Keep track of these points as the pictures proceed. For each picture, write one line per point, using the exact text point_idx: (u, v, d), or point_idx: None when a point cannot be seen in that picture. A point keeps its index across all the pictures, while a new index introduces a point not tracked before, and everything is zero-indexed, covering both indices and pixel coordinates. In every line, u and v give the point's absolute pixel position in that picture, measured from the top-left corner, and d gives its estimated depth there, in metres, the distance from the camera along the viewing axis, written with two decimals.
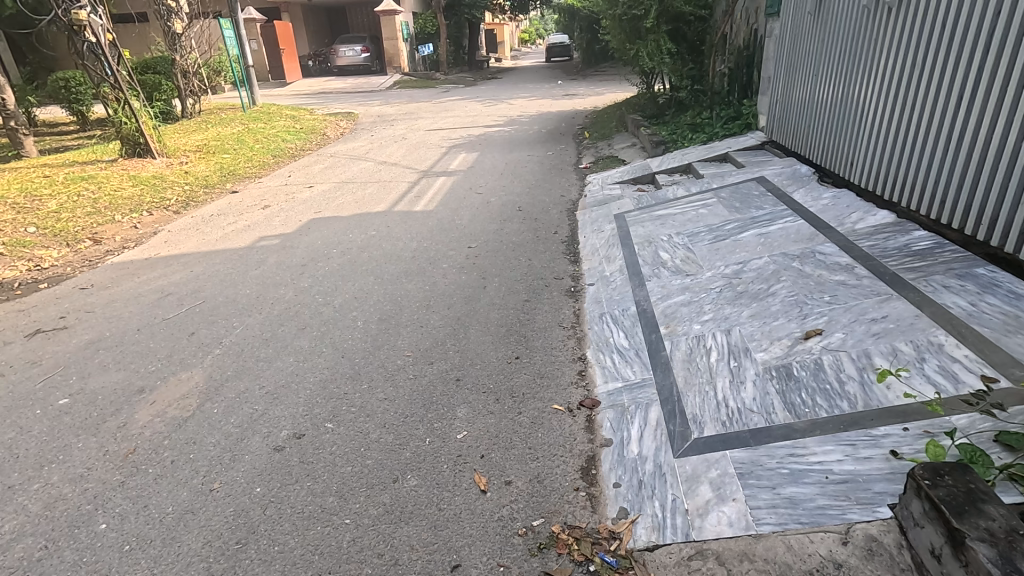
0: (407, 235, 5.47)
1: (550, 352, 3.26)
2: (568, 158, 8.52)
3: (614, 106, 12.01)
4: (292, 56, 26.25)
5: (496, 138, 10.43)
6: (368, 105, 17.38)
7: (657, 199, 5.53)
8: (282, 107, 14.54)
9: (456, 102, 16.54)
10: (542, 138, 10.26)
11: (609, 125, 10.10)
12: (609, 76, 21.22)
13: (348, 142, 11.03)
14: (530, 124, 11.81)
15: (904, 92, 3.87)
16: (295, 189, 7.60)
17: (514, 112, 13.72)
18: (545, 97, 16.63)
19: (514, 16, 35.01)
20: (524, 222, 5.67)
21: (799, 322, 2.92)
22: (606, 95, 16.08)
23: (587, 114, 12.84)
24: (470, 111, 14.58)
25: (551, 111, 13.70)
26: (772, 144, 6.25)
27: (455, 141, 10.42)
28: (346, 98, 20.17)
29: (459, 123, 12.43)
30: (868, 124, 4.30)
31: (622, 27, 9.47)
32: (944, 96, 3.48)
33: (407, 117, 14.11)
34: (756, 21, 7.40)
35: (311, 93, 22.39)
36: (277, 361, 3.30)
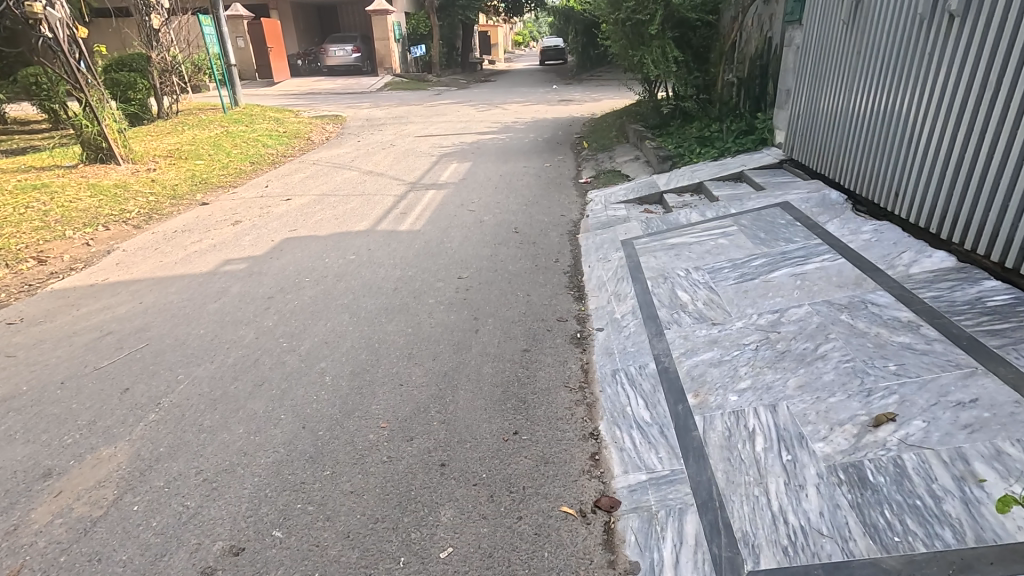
0: (391, 259, 4.88)
1: (555, 427, 2.69)
2: (567, 170, 7.96)
3: (614, 114, 11.49)
4: (280, 55, 25.54)
5: (490, 147, 9.87)
6: (357, 107, 16.76)
7: (668, 224, 4.98)
8: (266, 109, 13.92)
9: (448, 106, 15.95)
10: (538, 147, 9.71)
11: (609, 135, 9.57)
12: (606, 82, 20.73)
13: (333, 149, 10.41)
14: (525, 131, 11.26)
15: (911, 108, 3.79)
16: (271, 201, 6.98)
17: (509, 118, 13.16)
18: (541, 103, 16.08)
19: (509, 19, 34.51)
20: (521, 246, 5.10)
21: (863, 401, 2.38)
22: (604, 102, 15.57)
23: (584, 122, 12.32)
24: (463, 115, 14.01)
25: (547, 118, 13.16)
26: (790, 163, 5.74)
27: (446, 149, 9.83)
28: (334, 99, 19.53)
29: (451, 129, 11.84)
30: (872, 140, 4.24)
31: (625, 32, 8.95)
32: (953, 113, 3.39)
33: (396, 121, 13.51)
34: (771, 28, 6.89)
35: (299, 94, 21.74)
36: (223, 433, 2.70)
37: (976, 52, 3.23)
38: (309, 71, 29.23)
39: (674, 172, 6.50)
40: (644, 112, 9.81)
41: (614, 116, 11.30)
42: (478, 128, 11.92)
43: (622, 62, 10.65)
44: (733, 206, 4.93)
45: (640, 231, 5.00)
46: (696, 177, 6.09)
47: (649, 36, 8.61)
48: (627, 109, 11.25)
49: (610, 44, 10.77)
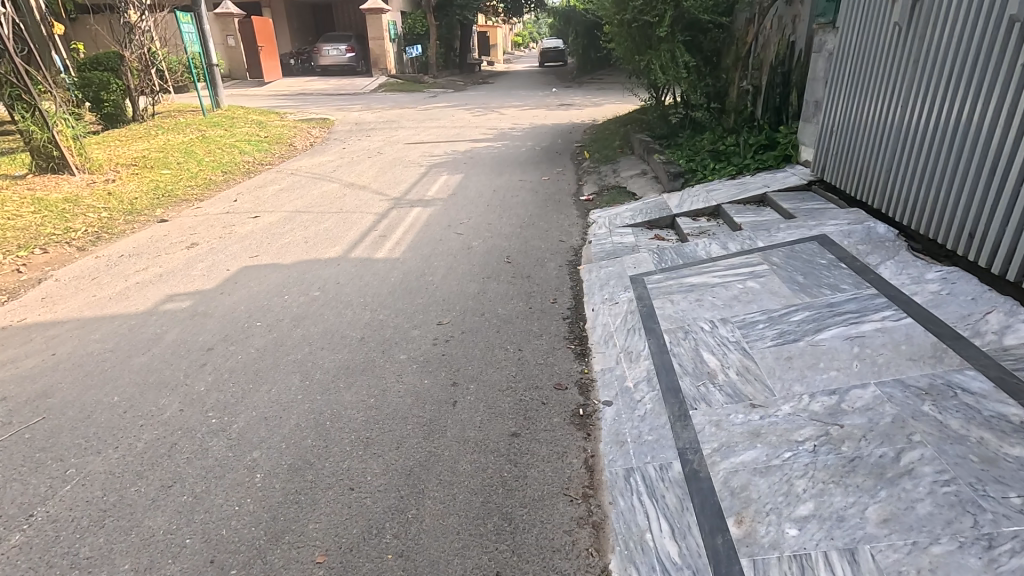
0: (361, 296, 4.19)
1: (549, 567, 2.02)
2: (567, 185, 7.26)
3: (617, 122, 10.80)
4: (271, 54, 24.79)
5: (484, 156, 9.18)
6: (347, 110, 16.05)
7: (685, 259, 4.28)
8: (248, 112, 13.22)
9: (442, 110, 15.23)
10: (535, 157, 9.02)
11: (612, 146, 8.88)
12: (608, 86, 20.07)
13: (315, 156, 9.72)
14: (522, 139, 10.56)
15: (916, 111, 3.70)
16: (236, 218, 6.27)
17: (505, 124, 12.45)
18: (540, 108, 15.41)
19: (509, 20, 33.87)
20: (513, 281, 4.40)
21: (984, 556, 1.69)
22: (605, 108, 14.86)
23: (585, 129, 11.62)
24: (457, 120, 13.31)
25: (546, 124, 12.49)
26: (821, 185, 5.06)
27: (437, 159, 9.14)
28: (325, 101, 18.80)
29: (443, 136, 11.15)
30: (877, 140, 4.15)
31: (631, 34, 8.29)
32: (960, 118, 3.30)
33: (386, 126, 12.79)
34: (794, 32, 6.22)
35: (289, 95, 20.99)
36: (101, 573, 2.01)
37: (979, 56, 3.17)
38: (302, 70, 28.49)
39: (688, 192, 5.80)
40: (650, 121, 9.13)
41: (617, 124, 10.61)
42: (473, 135, 11.22)
43: (627, 67, 9.97)
44: (760, 238, 4.24)
45: (652, 266, 4.31)
46: (713, 199, 5.40)
47: (657, 39, 7.95)
48: (632, 117, 10.55)
49: (615, 47, 10.08)
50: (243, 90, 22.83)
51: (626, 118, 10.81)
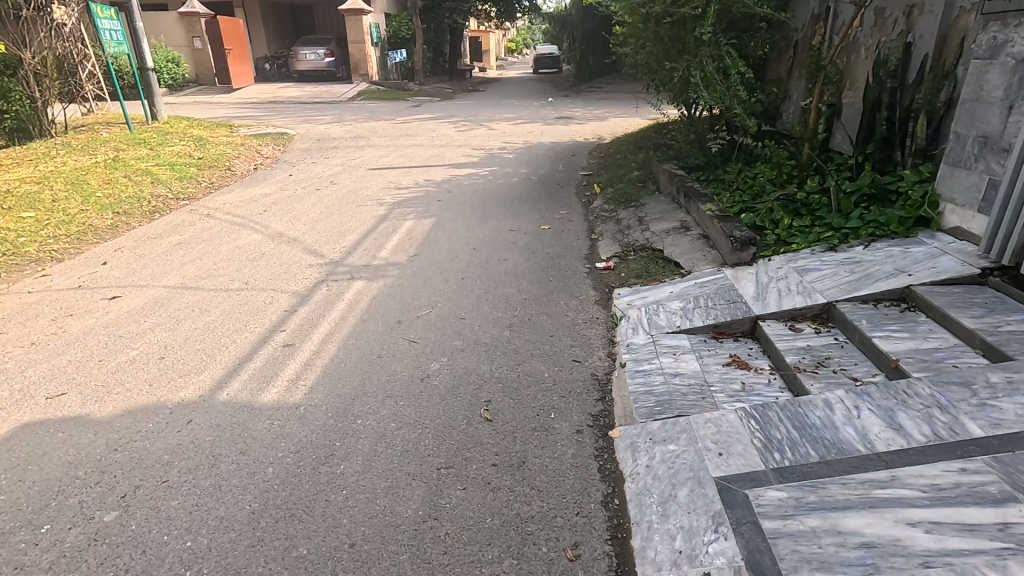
0: (190, 531, 2.12)
1: None
2: (575, 242, 5.23)
3: (633, 145, 8.77)
4: (240, 57, 22.68)
5: (464, 190, 7.14)
6: (314, 122, 14.01)
7: (820, 450, 2.25)
8: (189, 128, 11.16)
9: (421, 124, 13.14)
10: (532, 193, 6.99)
11: (632, 180, 6.88)
12: (611, 97, 18.18)
13: (252, 186, 7.67)
14: (514, 164, 8.54)
15: None
16: (85, 298, 4.20)
17: (493, 144, 10.38)
18: (535, 121, 13.47)
19: (502, 25, 32.03)
20: (493, 480, 2.36)
21: None
22: (611, 123, 12.85)
23: (590, 152, 9.59)
24: (439, 136, 11.32)
25: (543, 143, 10.51)
26: (1004, 277, 3.08)
27: (403, 193, 7.08)
28: (292, 110, 16.68)
29: (418, 159, 9.10)
30: None
31: (656, 33, 6.29)
32: None
33: (352, 144, 10.73)
34: (912, 29, 4.26)
35: (256, 103, 18.85)
36: None
37: None
38: (277, 75, 26.36)
39: (770, 274, 3.77)
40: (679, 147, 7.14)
41: (633, 148, 8.60)
42: (453, 158, 9.17)
43: (647, 77, 7.97)
44: (967, 417, 2.20)
45: (757, 462, 2.28)
46: (819, 293, 3.38)
47: (697, 41, 5.96)
48: (653, 142, 8.55)
49: (632, 54, 8.09)
50: (208, 97, 20.70)
51: (644, 141, 8.81)
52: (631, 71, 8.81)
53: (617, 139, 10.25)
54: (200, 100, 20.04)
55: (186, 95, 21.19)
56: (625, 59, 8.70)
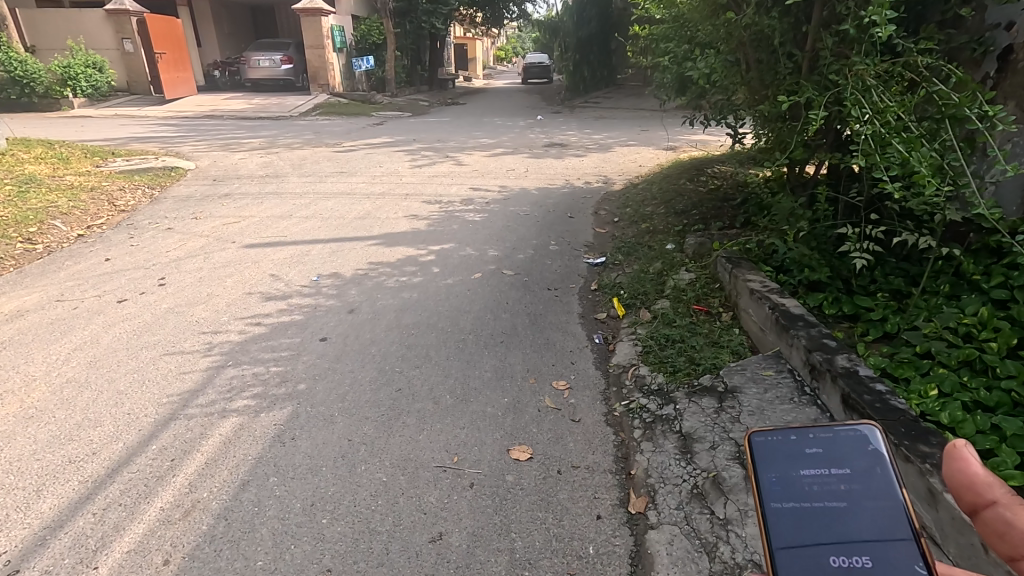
0: None
1: None
2: (591, 538, 2.11)
3: (667, 210, 5.66)
4: (178, 63, 19.43)
5: (379, 308, 4.00)
6: (232, 149, 10.82)
7: None
8: (29, 163, 7.91)
9: (368, 155, 9.97)
10: (500, 317, 3.85)
11: (687, 302, 3.78)
12: (612, 118, 15.30)
13: (21, 284, 4.46)
14: (477, 238, 5.44)
15: None
16: None
17: (455, 193, 7.22)
18: (519, 151, 10.43)
19: (487, 31, 29.15)
20: None
21: None
22: (617, 156, 9.76)
23: (595, 210, 6.47)
24: (382, 176, 8.20)
25: (526, 190, 7.45)
26: None
27: (267, 313, 3.90)
28: (218, 131, 13.42)
29: (333, 223, 5.92)
30: None
31: (752, 27, 3.11)
32: None
33: (254, 188, 7.51)
34: None
35: (183, 120, 15.58)
36: None
37: None
38: (228, 84, 23.03)
39: None
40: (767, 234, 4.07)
41: (670, 217, 5.50)
42: (389, 222, 6.02)
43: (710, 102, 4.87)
44: None
45: None
46: None
47: (850, 46, 2.84)
48: (703, 211, 5.45)
49: (679, 70, 4.99)
50: (134, 110, 17.42)
51: (686, 203, 5.70)
52: (669, 95, 5.72)
53: (636, 189, 7.09)
54: (120, 115, 16.67)
55: (110, 107, 17.90)
56: (657, 76, 5.62)
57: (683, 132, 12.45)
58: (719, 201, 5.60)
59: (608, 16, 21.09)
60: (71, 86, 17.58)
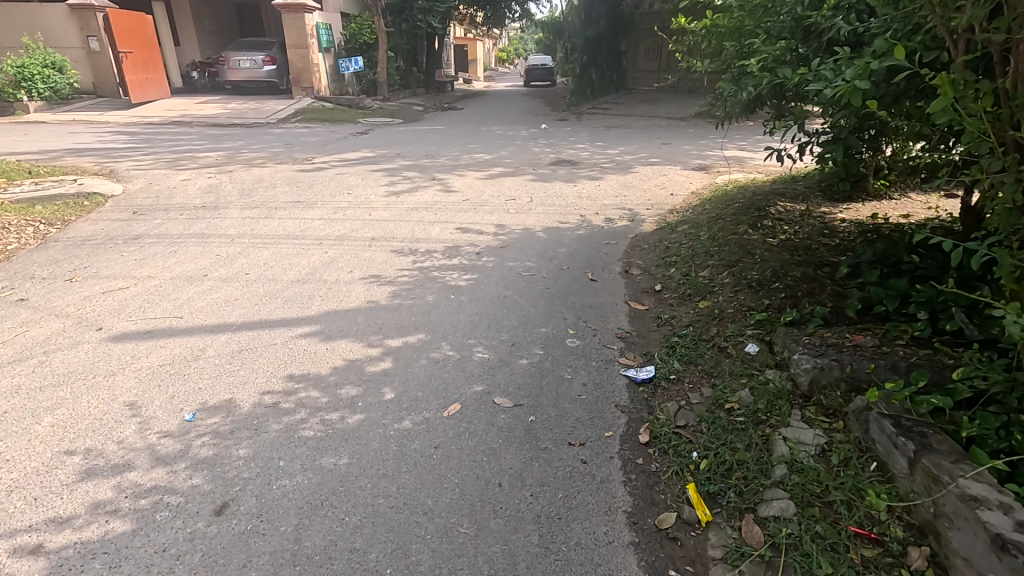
0: None
1: None
2: None
3: (737, 280, 3.92)
4: (148, 63, 17.73)
5: (274, 498, 2.27)
6: (180, 166, 9.10)
7: None
8: None
9: (338, 177, 8.21)
10: (487, 529, 2.13)
11: (829, 516, 2.07)
12: (626, 129, 13.61)
13: None
14: (461, 323, 3.72)
15: None
16: None
17: (436, 238, 5.45)
18: (521, 171, 8.74)
19: (487, 31, 27.50)
20: None
21: None
22: (640, 180, 8.00)
23: (625, 268, 4.72)
24: (348, 208, 6.49)
25: (531, 231, 5.74)
26: None
27: (64, 518, 2.15)
28: (176, 141, 11.70)
29: (256, 293, 4.17)
30: None
31: None
32: None
33: (174, 228, 5.74)
34: None
35: (143, 127, 13.87)
36: None
37: None
38: (206, 86, 21.29)
39: None
40: (957, 372, 2.35)
41: (744, 294, 3.76)
42: (336, 289, 4.26)
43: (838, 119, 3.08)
44: None
45: None
46: None
47: None
48: (794, 287, 3.72)
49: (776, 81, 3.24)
50: (94, 115, 15.70)
51: (762, 270, 3.96)
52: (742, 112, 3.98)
53: (676, 234, 5.33)
54: (77, 120, 14.92)
55: (68, 111, 16.17)
56: (727, 86, 3.86)
57: (711, 148, 10.72)
58: (814, 272, 3.86)
59: (618, 16, 19.43)
60: (26, 87, 15.80)
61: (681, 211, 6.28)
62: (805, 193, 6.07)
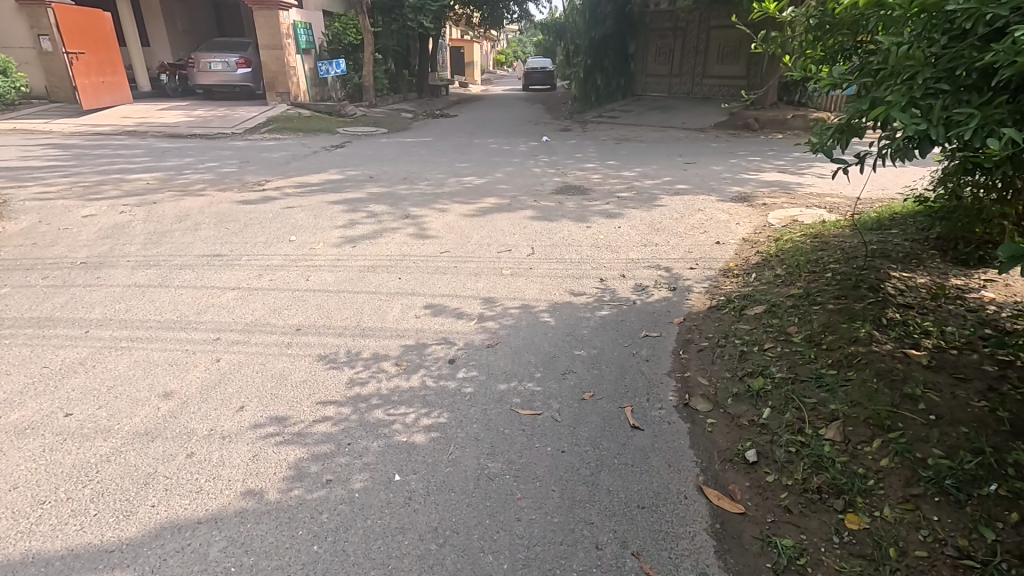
0: None
1: None
2: None
3: (912, 469, 2.15)
4: (104, 65, 15.94)
5: None
6: (93, 194, 7.32)
7: None
8: None
9: (285, 213, 6.44)
10: None
11: None
12: (639, 143, 11.92)
13: None
14: (405, 561, 1.99)
15: None
16: None
17: (391, 330, 3.67)
18: (518, 202, 7.02)
19: (484, 32, 25.83)
20: None
21: None
22: (670, 219, 6.25)
23: (686, 402, 2.95)
24: (281, 266, 4.76)
25: (529, 310, 4.02)
26: None
27: None
28: (111, 158, 9.91)
29: (54, 471, 2.39)
30: None
31: None
32: None
33: (13, 308, 3.95)
34: None
35: (86, 139, 12.10)
36: None
37: None
38: (175, 90, 19.51)
39: None
40: None
41: (937, 512, 2.00)
42: (199, 459, 2.48)
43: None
44: None
45: None
46: None
47: None
48: None
49: None
50: (37, 123, 13.89)
51: (953, 446, 2.21)
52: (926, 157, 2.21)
53: (751, 329, 3.54)
54: (14, 130, 13.12)
55: (10, 118, 14.36)
56: (901, 117, 2.08)
57: (745, 171, 8.99)
58: None
59: (626, 15, 17.73)
60: None
61: (742, 278, 4.48)
62: (919, 257, 4.30)
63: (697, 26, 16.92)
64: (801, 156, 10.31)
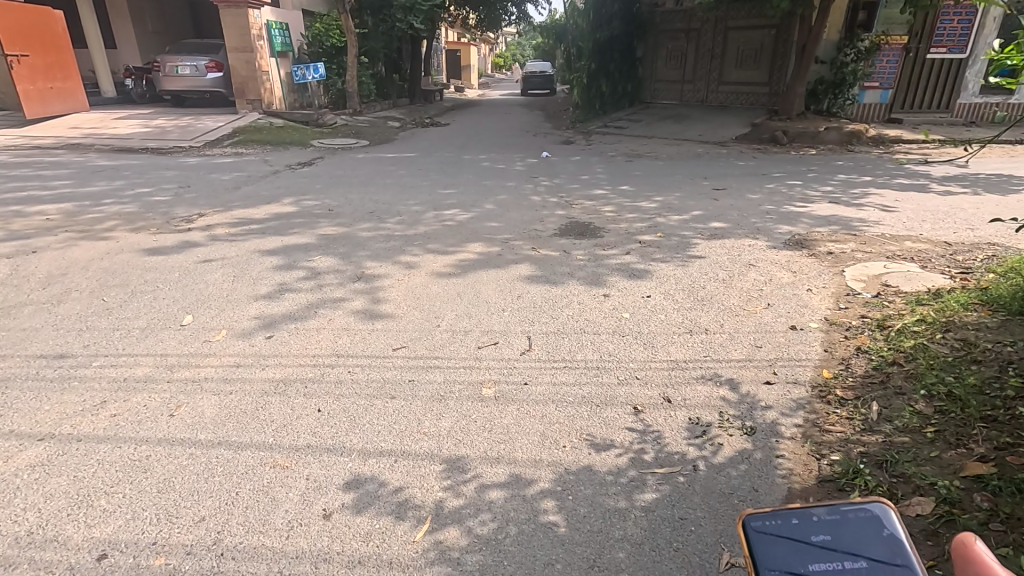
0: None
1: None
2: None
3: None
4: (54, 69, 14.34)
5: None
6: None
7: None
8: None
9: (197, 271, 4.79)
10: None
11: None
12: (653, 161, 10.33)
13: None
14: None
15: None
16: None
17: (267, 565, 2.01)
18: (511, 249, 5.41)
19: (481, 34, 24.30)
20: None
21: None
22: (716, 282, 4.61)
23: None
24: (147, 378, 3.13)
25: (522, 484, 2.41)
26: None
27: None
28: (26, 181, 8.28)
29: None
30: None
31: None
32: None
33: None
34: None
35: (14, 155, 10.48)
36: None
37: None
38: (141, 96, 17.90)
39: None
40: None
41: None
42: None
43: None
44: None
45: None
46: None
47: None
48: None
49: None
50: None
51: None
52: None
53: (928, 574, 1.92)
54: None
55: None
56: None
57: (790, 200, 7.38)
58: None
59: (632, 15, 16.17)
60: None
61: (859, 416, 2.84)
62: None
63: (713, 27, 15.29)
64: (847, 179, 8.73)
